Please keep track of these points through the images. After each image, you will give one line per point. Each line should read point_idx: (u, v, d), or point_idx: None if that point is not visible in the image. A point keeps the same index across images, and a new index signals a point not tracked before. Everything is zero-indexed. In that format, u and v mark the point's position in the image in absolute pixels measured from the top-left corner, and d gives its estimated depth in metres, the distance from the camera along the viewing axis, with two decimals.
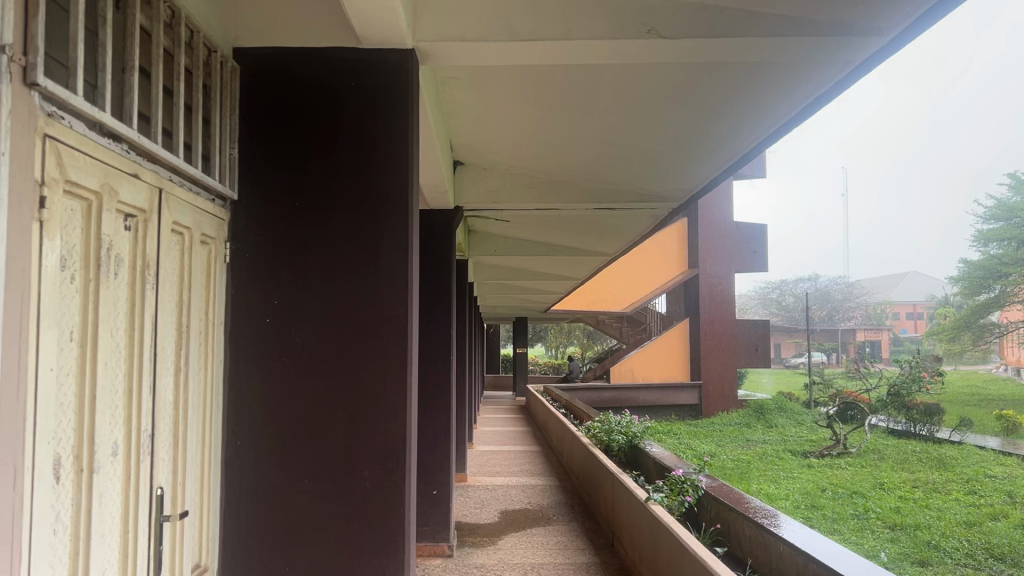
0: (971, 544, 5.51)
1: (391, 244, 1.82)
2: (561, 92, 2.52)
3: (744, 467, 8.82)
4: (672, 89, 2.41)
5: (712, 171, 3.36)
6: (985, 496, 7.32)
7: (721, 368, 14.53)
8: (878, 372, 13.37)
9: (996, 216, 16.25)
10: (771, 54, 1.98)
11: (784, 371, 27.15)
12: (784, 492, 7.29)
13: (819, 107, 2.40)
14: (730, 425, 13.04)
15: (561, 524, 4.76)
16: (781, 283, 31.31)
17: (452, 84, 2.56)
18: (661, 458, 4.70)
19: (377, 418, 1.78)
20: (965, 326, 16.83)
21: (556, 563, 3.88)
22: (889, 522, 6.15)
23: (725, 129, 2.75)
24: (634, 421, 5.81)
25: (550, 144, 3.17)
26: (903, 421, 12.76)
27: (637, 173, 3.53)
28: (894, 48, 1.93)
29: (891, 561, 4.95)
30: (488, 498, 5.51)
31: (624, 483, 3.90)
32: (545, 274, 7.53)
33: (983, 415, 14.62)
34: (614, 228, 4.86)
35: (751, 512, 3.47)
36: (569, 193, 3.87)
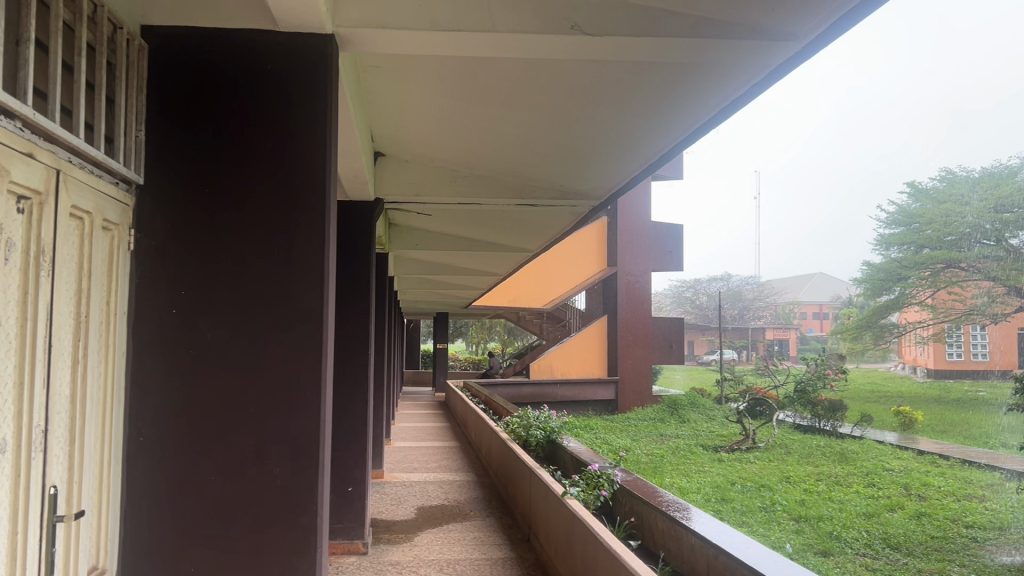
0: (870, 535, 5.74)
1: (306, 235, 1.77)
2: (485, 86, 2.50)
3: (658, 461, 9.00)
4: (592, 87, 2.43)
5: (630, 171, 3.41)
6: (883, 488, 7.65)
7: (638, 364, 14.80)
8: (786, 369, 13.81)
9: (898, 221, 17.23)
10: (696, 55, 2.01)
11: (697, 368, 27.74)
12: (696, 485, 7.47)
13: (733, 111, 2.45)
14: (645, 420, 13.28)
15: (477, 519, 4.75)
16: (695, 283, 32.26)
17: (374, 73, 2.51)
18: (579, 452, 4.75)
19: (289, 414, 1.74)
20: (868, 326, 18.31)
21: (472, 559, 3.87)
22: (794, 514, 6.37)
23: (643, 129, 2.79)
24: (552, 416, 5.84)
25: (470, 137, 3.15)
26: (808, 417, 13.29)
27: (557, 170, 3.53)
28: (805, 56, 1.98)
29: (795, 551, 5.12)
30: (405, 494, 5.46)
31: (541, 478, 3.92)
32: (466, 269, 7.52)
33: (883, 411, 15.54)
34: (536, 224, 4.87)
35: (664, 505, 3.52)
36: (491, 188, 3.87)
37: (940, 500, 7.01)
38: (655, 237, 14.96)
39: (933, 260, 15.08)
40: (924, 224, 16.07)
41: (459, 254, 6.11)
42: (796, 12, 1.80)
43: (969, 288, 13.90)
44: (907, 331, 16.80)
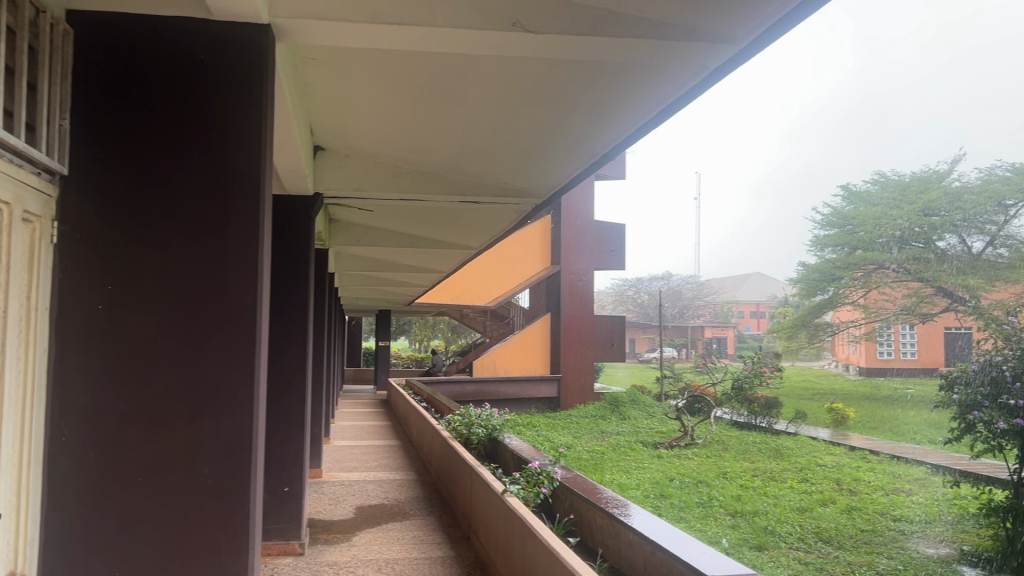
0: (803, 529, 5.89)
1: (239, 230, 1.74)
2: (426, 81, 2.48)
3: (599, 458, 9.07)
4: (533, 85, 2.43)
5: (571, 170, 3.43)
6: (816, 483, 7.86)
7: (580, 362, 14.90)
8: (724, 366, 14.06)
9: (833, 223, 18.04)
10: (634, 54, 2.02)
11: (636, 366, 27.99)
12: (636, 482, 7.56)
13: (672, 111, 2.47)
14: (586, 417, 13.38)
15: (417, 518, 4.72)
16: (637, 283, 32.74)
17: (312, 66, 2.46)
18: (521, 449, 4.77)
19: (220, 413, 1.70)
20: (803, 324, 18.84)
21: (411, 558, 3.84)
22: (730, 509, 6.49)
23: (584, 128, 2.80)
24: (494, 414, 5.84)
25: (411, 132, 3.11)
26: (745, 414, 13.57)
27: (500, 167, 3.52)
28: (741, 58, 2.00)
29: (731, 546, 5.22)
30: (344, 493, 5.40)
31: (482, 476, 3.91)
32: (409, 266, 7.47)
33: (817, 408, 15.96)
34: (478, 221, 4.85)
35: (603, 502, 3.55)
36: (433, 185, 3.85)
37: (870, 494, 7.22)
38: (599, 235, 15.19)
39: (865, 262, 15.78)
40: (858, 226, 16.82)
41: (402, 250, 6.06)
42: (730, 16, 1.81)
43: (899, 289, 14.35)
44: (840, 330, 17.25)
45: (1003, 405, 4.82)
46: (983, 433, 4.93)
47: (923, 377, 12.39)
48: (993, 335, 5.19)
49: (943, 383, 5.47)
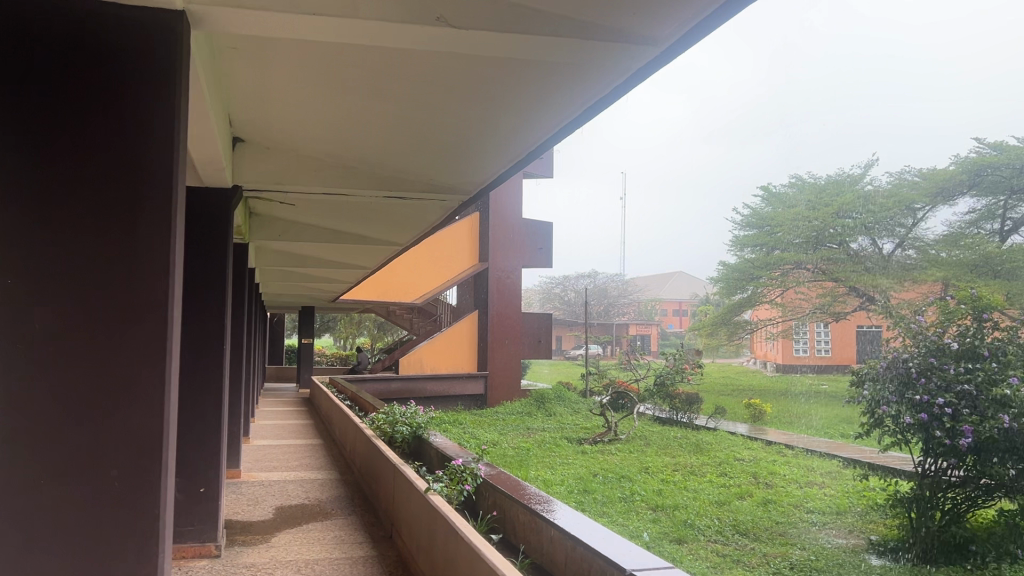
0: (721, 522, 6.02)
1: (151, 221, 1.67)
2: (349, 75, 2.44)
3: (524, 455, 9.10)
4: (459, 81, 2.42)
5: (497, 168, 3.44)
6: (734, 477, 8.05)
7: (506, 359, 14.92)
8: (647, 363, 14.30)
9: (751, 223, 18.93)
10: (559, 52, 2.03)
11: (562, 363, 28.25)
12: (560, 477, 7.63)
13: (596, 112, 2.49)
14: (513, 414, 13.42)
15: (339, 518, 4.65)
16: (564, 280, 33.10)
17: (231, 56, 2.39)
18: (444, 448, 4.74)
19: (130, 412, 1.64)
20: (723, 322, 19.34)
21: (332, 559, 3.79)
22: (651, 503, 6.60)
23: (511, 126, 2.80)
24: (418, 412, 5.80)
25: (334, 126, 3.06)
26: (666, 409, 13.81)
27: (426, 163, 3.50)
28: (664, 61, 2.03)
29: (652, 540, 5.33)
30: (264, 494, 5.28)
31: (404, 474, 3.87)
32: (334, 262, 7.36)
33: (734, 403, 16.35)
34: (404, 217, 4.80)
35: (526, 499, 3.57)
36: (357, 179, 3.80)
37: (785, 488, 7.41)
38: (526, 233, 15.42)
39: (781, 262, 16.64)
40: (775, 227, 17.61)
41: (326, 245, 5.95)
42: (653, 20, 1.83)
43: (814, 289, 14.88)
44: (758, 328, 17.75)
45: (909, 400, 5.00)
46: (891, 427, 5.04)
47: (834, 373, 12.89)
48: (901, 334, 5.45)
49: (854, 381, 5.60)
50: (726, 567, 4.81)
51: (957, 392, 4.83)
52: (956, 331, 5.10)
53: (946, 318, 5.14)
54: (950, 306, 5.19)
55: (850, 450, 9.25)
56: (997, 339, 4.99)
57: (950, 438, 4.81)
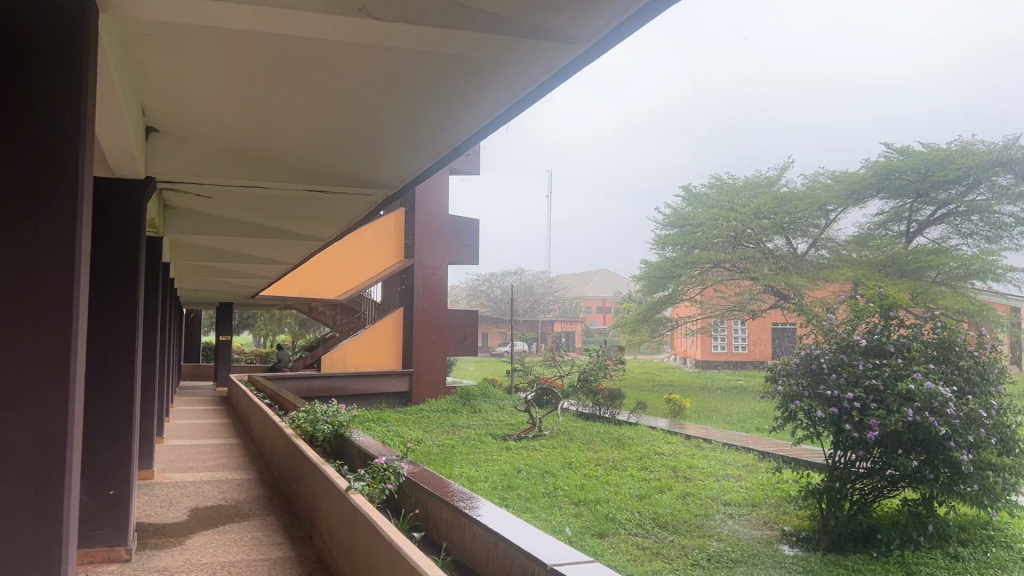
0: (641, 516, 6.10)
1: (54, 214, 1.59)
2: (271, 66, 2.38)
3: (448, 452, 9.05)
4: (384, 76, 2.38)
5: (422, 164, 3.43)
6: (654, 471, 8.18)
7: (431, 356, 14.81)
8: (571, 360, 14.38)
9: (672, 223, 20.05)
10: (483, 48, 2.03)
11: (487, 359, 28.29)
12: (484, 474, 7.62)
13: (522, 108, 2.50)
14: (437, 411, 13.34)
15: (257, 519, 4.54)
16: (490, 277, 33.34)
17: (144, 43, 2.29)
18: (368, 446, 4.72)
19: (32, 416, 1.57)
20: (645, 319, 19.74)
21: (249, 560, 3.70)
22: (574, 498, 6.66)
23: (437, 121, 2.79)
24: (340, 410, 5.70)
25: (255, 117, 2.98)
26: (590, 405, 13.94)
27: (350, 158, 3.45)
28: (590, 58, 2.03)
29: (574, 535, 5.40)
30: (177, 495, 5.11)
31: (325, 473, 3.80)
32: (253, 257, 7.18)
33: (656, 399, 15.82)
34: (326, 212, 4.72)
35: (449, 496, 3.56)
36: (278, 172, 3.73)
37: (703, 481, 7.58)
38: (454, 230, 15.32)
39: (700, 261, 17.81)
40: (696, 228, 18.73)
41: (243, 240, 5.80)
42: (576, 19, 1.83)
43: (731, 286, 16.82)
44: (679, 325, 18.65)
45: (821, 394, 5.16)
46: (803, 421, 5.23)
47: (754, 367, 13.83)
48: (814, 330, 5.66)
49: (769, 377, 5.75)
50: (645, 560, 4.87)
51: (865, 387, 5.02)
52: (865, 328, 5.35)
53: (856, 316, 5.38)
54: (861, 305, 5.44)
55: (765, 444, 9.52)
56: (902, 335, 5.22)
57: (858, 431, 4.96)
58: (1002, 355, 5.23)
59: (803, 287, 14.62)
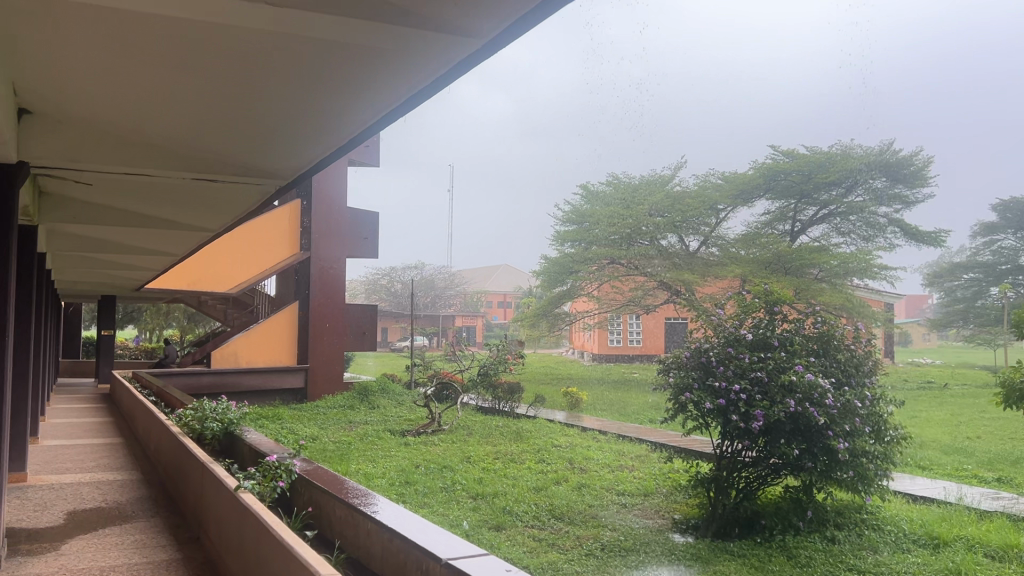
0: (538, 507, 6.14)
1: None
2: (159, 48, 2.27)
3: (343, 449, 8.88)
4: (277, 62, 2.32)
5: (318, 154, 3.35)
6: (551, 463, 8.28)
7: (329, 351, 14.40)
8: (471, 354, 14.36)
9: (571, 219, 20.43)
10: (376, 34, 2.01)
11: (386, 354, 27.99)
12: (381, 470, 7.52)
13: (420, 99, 2.49)
14: (333, 408, 13.06)
15: (140, 521, 4.35)
16: (390, 271, 33.04)
17: (15, 18, 2.14)
18: (258, 444, 4.57)
19: None
20: (544, 314, 19.08)
21: (131, 564, 3.55)
22: (472, 492, 6.66)
23: (332, 111, 2.73)
24: (229, 407, 5.52)
25: (139, 101, 2.85)
26: (489, 400, 13.92)
27: (241, 147, 3.34)
28: (486, 52, 2.04)
29: (471, 529, 5.39)
30: (51, 499, 4.84)
31: (212, 472, 3.68)
32: (136, 248, 6.87)
33: (555, 394, 15.54)
34: (215, 202, 4.56)
35: (345, 494, 3.51)
36: (164, 158, 3.58)
37: (598, 471, 7.71)
38: (353, 223, 15.02)
39: (598, 258, 17.91)
40: (593, 224, 19.18)
41: (127, 229, 5.55)
42: (472, 11, 1.81)
43: (627, 283, 17.37)
44: (577, 319, 19.14)
45: (709, 386, 5.31)
46: (693, 412, 5.38)
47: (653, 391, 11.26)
48: (704, 325, 5.82)
49: (659, 369, 5.85)
50: (541, 551, 4.92)
51: (751, 379, 5.19)
52: (751, 323, 5.56)
53: (743, 311, 5.57)
54: (747, 300, 5.65)
55: (657, 435, 9.85)
56: (785, 330, 5.48)
57: (743, 421, 5.17)
58: (874, 348, 5.60)
59: (694, 283, 15.83)
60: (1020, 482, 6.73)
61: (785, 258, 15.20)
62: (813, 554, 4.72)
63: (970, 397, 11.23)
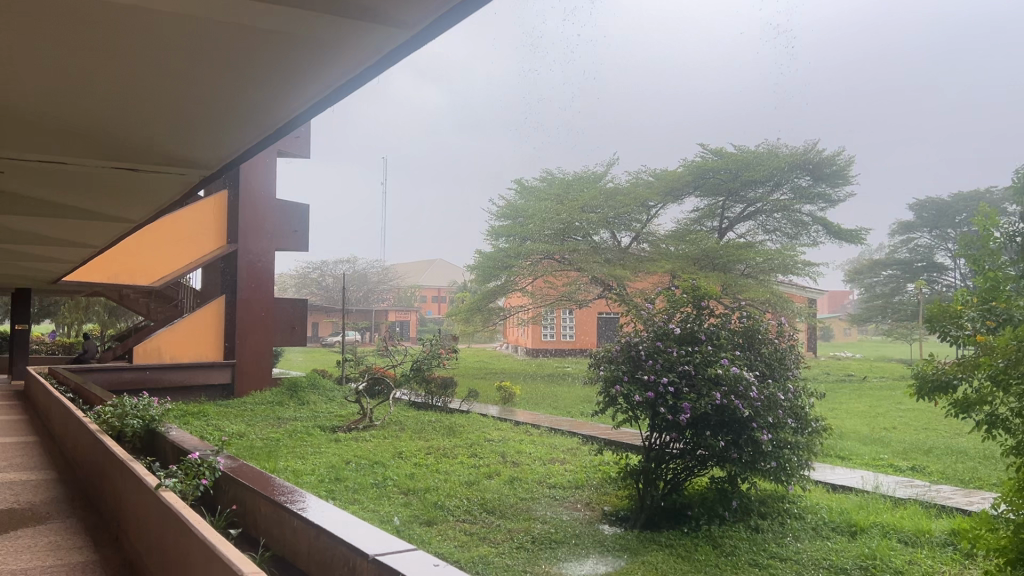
0: (469, 502, 6.13)
1: None
2: (78, 33, 2.18)
3: (272, 446, 8.73)
4: (204, 49, 2.26)
5: (246, 143, 3.28)
6: (483, 457, 8.29)
7: (257, 347, 14.08)
8: (404, 348, 14.23)
9: (505, 215, 20.46)
10: (303, 23, 1.98)
11: (317, 349, 27.56)
12: (310, 467, 7.40)
13: (353, 88, 2.46)
14: (261, 404, 12.80)
15: (55, 522, 4.20)
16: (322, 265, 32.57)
17: None
18: (180, 441, 4.45)
19: None
20: (478, 308, 19.21)
21: (45, 566, 3.42)
22: (403, 487, 6.62)
23: (262, 100, 2.67)
24: (151, 403, 5.36)
25: (55, 88, 2.73)
26: (422, 395, 13.81)
27: (166, 135, 3.24)
28: (419, 42, 2.02)
29: (402, 525, 5.36)
30: None
31: (132, 471, 3.57)
32: (52, 239, 6.61)
33: (488, 388, 15.54)
34: (136, 192, 4.41)
35: (272, 490, 3.44)
36: (82, 144, 3.45)
37: (529, 465, 7.74)
38: (282, 215, 14.71)
39: (532, 253, 18.06)
40: (527, 220, 19.23)
41: (41, 219, 5.33)
42: (402, 3, 1.79)
43: (561, 278, 17.59)
44: (512, 315, 19.19)
45: (639, 380, 5.38)
46: (623, 405, 5.44)
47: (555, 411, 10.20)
48: (633, 319, 5.88)
49: (591, 363, 5.89)
50: (471, 545, 4.91)
51: (678, 372, 5.31)
52: (679, 317, 5.65)
53: (672, 306, 5.65)
54: (675, 295, 5.74)
55: (588, 428, 9.97)
56: (712, 324, 5.59)
57: (671, 413, 5.28)
58: (796, 341, 5.75)
59: (625, 279, 16.10)
60: (932, 470, 7.01)
61: (712, 254, 15.57)
62: (737, 543, 4.84)
63: (886, 389, 11.66)
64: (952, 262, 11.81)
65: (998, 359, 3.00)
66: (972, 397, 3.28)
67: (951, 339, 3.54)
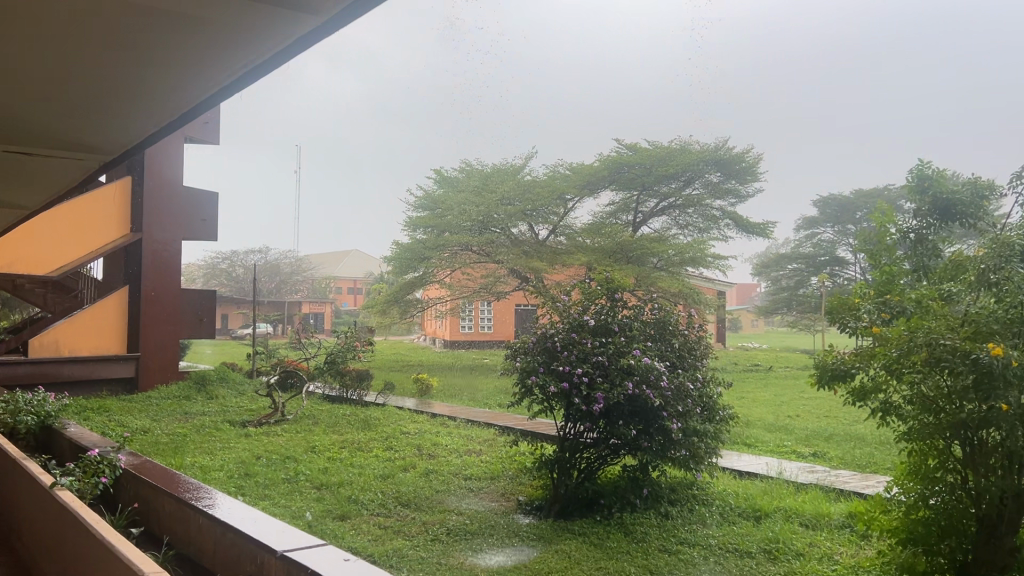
0: (383, 495, 6.08)
1: None
2: None
3: (178, 441, 8.44)
4: (103, 29, 2.16)
5: (147, 128, 3.15)
6: (399, 450, 8.21)
7: (163, 339, 13.59)
8: (317, 341, 13.93)
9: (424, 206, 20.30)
10: (211, 6, 1.92)
11: (227, 341, 26.77)
12: (219, 463, 7.20)
13: (262, 73, 2.38)
14: (168, 398, 12.37)
15: None
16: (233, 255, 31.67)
17: None
18: (79, 438, 4.28)
19: None
20: (395, 301, 19.00)
21: None
22: (316, 482, 6.51)
23: (166, 83, 2.57)
24: (46, 398, 5.12)
25: None
26: (336, 387, 13.61)
27: (62, 117, 3.08)
28: (331, 31, 1.99)
29: (314, 520, 5.28)
30: None
31: (25, 469, 3.40)
32: None
33: (404, 380, 15.40)
34: (28, 176, 4.18)
35: (176, 486, 3.34)
36: None
37: (445, 458, 7.70)
38: (190, 202, 14.21)
39: (450, 244, 17.95)
40: (445, 212, 19.09)
41: None
42: None
43: (479, 269, 17.77)
44: (430, 306, 19.04)
45: (554, 370, 5.41)
46: (539, 396, 5.47)
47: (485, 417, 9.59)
48: (549, 311, 5.88)
49: (507, 354, 5.87)
50: (385, 539, 4.87)
51: (593, 363, 5.37)
52: (594, 309, 5.69)
53: (586, 298, 5.69)
54: (589, 288, 5.78)
55: (504, 420, 9.96)
56: (625, 315, 5.67)
57: (585, 404, 5.33)
58: (705, 333, 5.92)
59: (542, 271, 16.25)
60: (833, 456, 7.31)
61: (626, 248, 15.84)
62: (648, 530, 4.95)
63: (791, 378, 12.08)
64: (852, 255, 12.16)
65: (891, 349, 3.06)
66: (868, 386, 3.43)
67: (849, 330, 3.64)
